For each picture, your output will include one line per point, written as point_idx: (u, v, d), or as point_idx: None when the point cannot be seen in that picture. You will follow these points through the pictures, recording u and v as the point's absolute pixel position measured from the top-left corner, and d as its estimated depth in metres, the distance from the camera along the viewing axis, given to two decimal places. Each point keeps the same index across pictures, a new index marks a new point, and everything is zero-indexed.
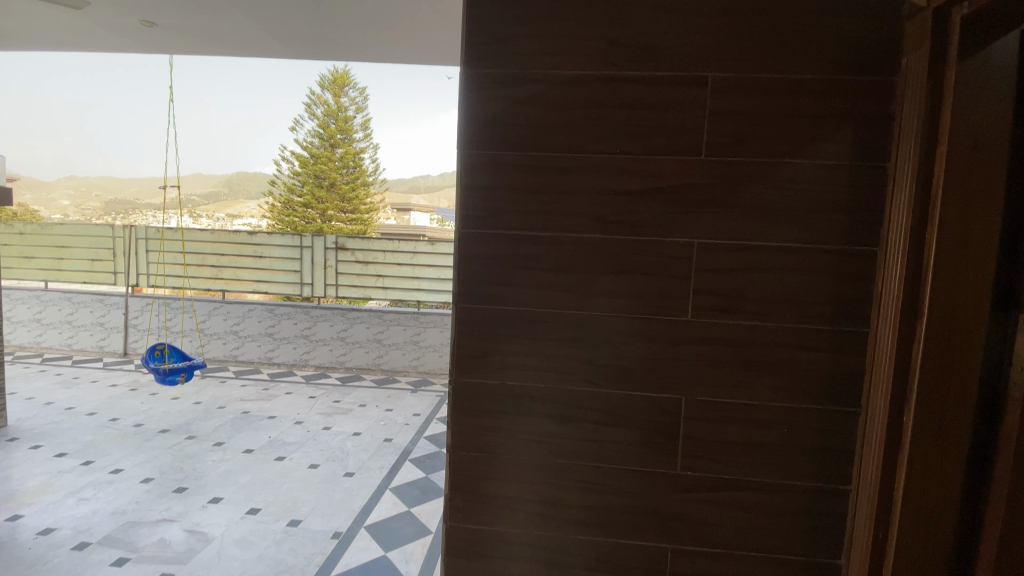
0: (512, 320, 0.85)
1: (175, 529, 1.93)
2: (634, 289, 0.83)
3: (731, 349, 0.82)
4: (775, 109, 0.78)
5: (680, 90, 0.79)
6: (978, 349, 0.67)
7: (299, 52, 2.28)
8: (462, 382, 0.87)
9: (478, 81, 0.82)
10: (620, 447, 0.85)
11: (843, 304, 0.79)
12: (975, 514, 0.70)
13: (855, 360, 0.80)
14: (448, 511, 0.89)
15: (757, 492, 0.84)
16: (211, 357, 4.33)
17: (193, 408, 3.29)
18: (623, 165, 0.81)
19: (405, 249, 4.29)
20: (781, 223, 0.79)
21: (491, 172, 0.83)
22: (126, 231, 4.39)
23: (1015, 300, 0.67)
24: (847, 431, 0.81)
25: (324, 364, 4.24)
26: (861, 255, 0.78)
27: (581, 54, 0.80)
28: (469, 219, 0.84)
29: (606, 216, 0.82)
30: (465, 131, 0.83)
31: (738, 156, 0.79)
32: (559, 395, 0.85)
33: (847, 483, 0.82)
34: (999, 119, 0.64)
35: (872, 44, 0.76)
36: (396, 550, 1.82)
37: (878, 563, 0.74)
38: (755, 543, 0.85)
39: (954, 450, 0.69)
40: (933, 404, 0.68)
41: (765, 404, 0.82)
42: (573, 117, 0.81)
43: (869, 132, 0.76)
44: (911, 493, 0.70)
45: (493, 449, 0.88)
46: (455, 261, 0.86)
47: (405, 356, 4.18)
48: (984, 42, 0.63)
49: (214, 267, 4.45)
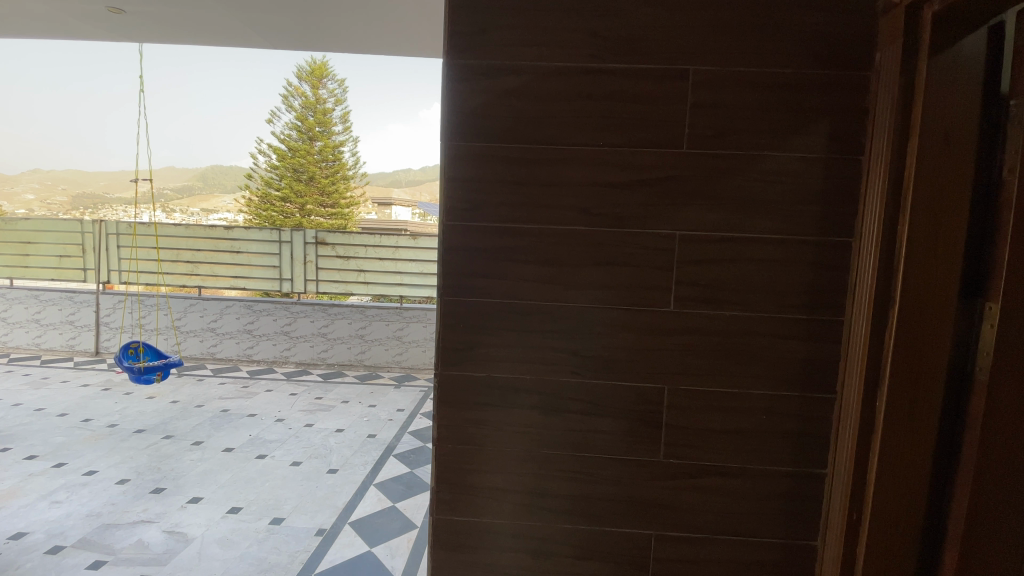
0: (500, 313, 0.85)
1: (153, 530, 1.90)
2: (618, 280, 0.83)
3: (714, 339, 0.84)
4: (755, 103, 0.79)
5: (662, 84, 0.80)
6: (946, 335, 0.70)
7: (276, 43, 2.21)
8: (448, 375, 0.87)
9: (460, 71, 0.81)
10: (604, 437, 0.86)
11: (818, 293, 0.81)
12: (943, 496, 0.73)
13: (831, 348, 0.82)
14: (434, 504, 0.89)
15: (738, 478, 0.86)
16: (189, 356, 4.24)
17: (169, 407, 3.22)
18: (608, 157, 0.81)
19: (386, 244, 4.25)
20: (761, 215, 0.81)
21: (475, 164, 0.83)
22: (95, 225, 4.24)
23: (982, 288, 0.69)
24: (822, 417, 0.84)
25: (305, 361, 4.20)
26: (835, 246, 0.80)
27: (563, 46, 0.80)
28: (453, 212, 0.84)
29: (590, 209, 0.82)
30: (449, 122, 0.82)
31: (719, 149, 0.80)
32: (545, 386, 0.86)
33: (824, 468, 0.85)
34: (968, 113, 0.66)
35: (847, 37, 0.77)
36: (381, 545, 1.81)
37: (853, 546, 0.77)
38: (736, 527, 0.87)
39: (924, 432, 0.71)
40: (904, 392, 0.71)
41: (746, 392, 0.84)
42: (557, 109, 0.81)
43: (844, 125, 0.78)
44: (884, 477, 0.73)
45: (478, 441, 0.88)
46: (440, 255, 0.86)
47: (388, 352, 4.17)
48: (956, 36, 0.65)
49: (189, 262, 4.35)
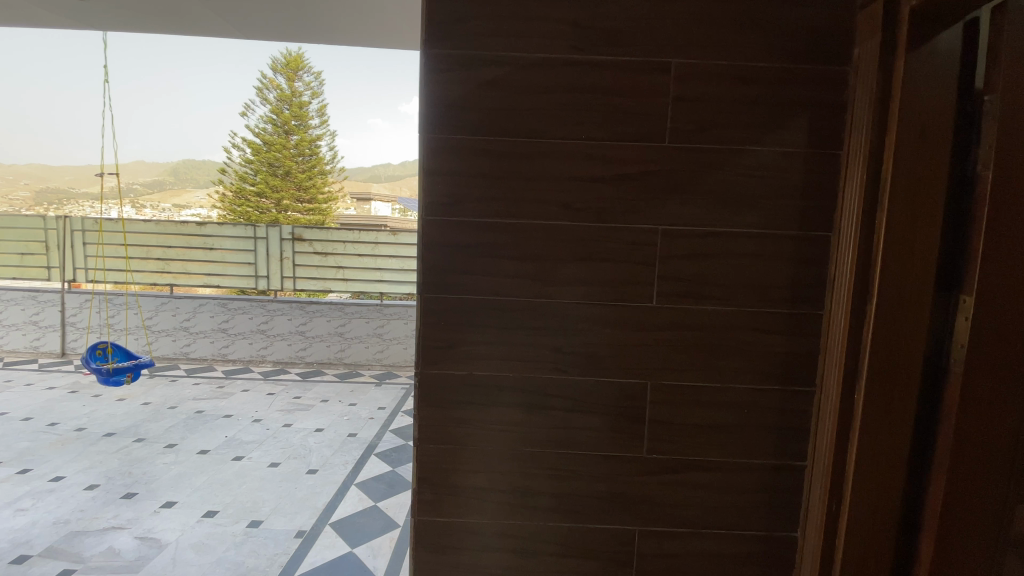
0: (481, 309, 0.84)
1: (125, 537, 1.84)
2: (601, 276, 0.83)
3: (695, 334, 0.84)
4: (737, 96, 0.79)
5: (644, 76, 0.79)
6: (922, 328, 0.71)
7: (249, 32, 2.13)
8: (428, 374, 0.85)
9: (438, 62, 0.79)
10: (588, 433, 0.86)
11: (798, 287, 0.82)
12: (918, 485, 0.75)
13: (810, 341, 0.83)
14: (415, 505, 0.88)
15: (721, 471, 0.86)
16: (161, 356, 4.12)
17: (141, 409, 3.12)
18: (591, 151, 0.80)
19: (365, 239, 4.19)
20: (741, 209, 0.81)
21: (454, 157, 0.81)
22: (59, 222, 4.08)
23: (956, 282, 0.70)
24: (802, 411, 0.84)
25: (283, 360, 4.13)
26: (814, 241, 0.81)
27: (544, 36, 0.79)
28: (432, 207, 0.81)
29: (572, 203, 0.81)
30: (426, 113, 0.80)
31: (700, 143, 0.80)
32: (528, 384, 0.85)
33: (803, 461, 0.85)
34: (942, 110, 0.67)
35: (827, 32, 0.78)
36: (362, 545, 1.79)
37: (832, 537, 0.77)
38: (718, 521, 0.87)
39: (900, 423, 0.72)
40: (882, 384, 0.72)
41: (727, 386, 0.85)
42: (537, 102, 0.80)
43: (822, 120, 0.79)
44: (862, 467, 0.74)
45: (460, 440, 0.86)
46: (419, 251, 0.84)
47: (368, 349, 4.12)
48: (933, 32, 0.65)
49: (160, 259, 4.22)
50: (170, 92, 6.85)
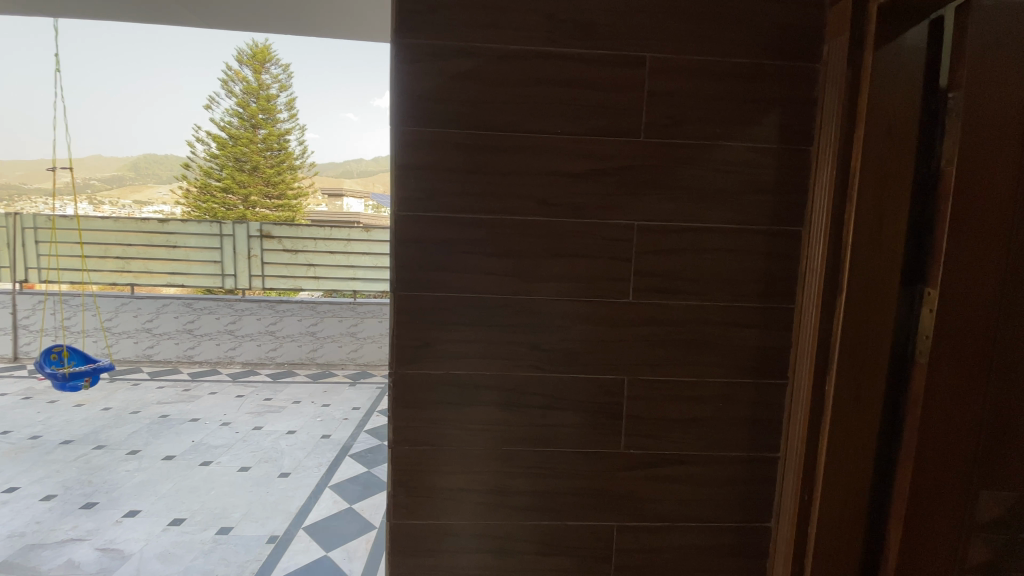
0: (457, 306, 0.82)
1: (85, 549, 1.75)
2: (578, 272, 0.82)
3: (672, 329, 0.84)
4: (711, 92, 0.79)
5: (619, 71, 0.79)
6: (889, 320, 0.72)
7: (213, 22, 2.01)
8: (403, 374, 0.83)
9: (409, 52, 0.77)
10: (566, 430, 0.85)
11: (771, 281, 0.83)
12: (886, 473, 0.77)
13: (782, 335, 0.84)
14: (391, 508, 0.85)
15: (697, 465, 0.87)
16: (121, 359, 3.95)
17: (101, 415, 2.98)
18: (567, 146, 0.79)
19: (337, 237, 4.09)
20: (715, 205, 0.81)
21: (428, 150, 0.79)
22: (8, 219, 3.86)
23: (920, 275, 0.72)
24: (775, 403, 0.86)
25: (252, 361, 4.02)
26: (786, 236, 0.82)
27: (518, 27, 0.77)
28: (405, 202, 0.79)
29: (548, 198, 0.80)
30: (397, 105, 0.78)
31: (675, 138, 0.80)
32: (505, 382, 0.84)
33: (775, 452, 0.87)
34: (909, 106, 0.68)
35: (796, 28, 0.79)
36: (338, 549, 1.75)
37: (804, 528, 0.79)
38: (695, 513, 0.88)
39: (869, 414, 0.74)
40: (852, 374, 0.73)
41: (703, 380, 0.85)
42: (512, 95, 0.78)
43: (793, 116, 0.80)
44: (834, 456, 0.75)
45: (437, 441, 0.84)
46: (392, 247, 0.81)
47: (342, 349, 4.04)
48: (899, 30, 0.66)
49: (119, 258, 4.05)
50: (172, 93, 6.14)
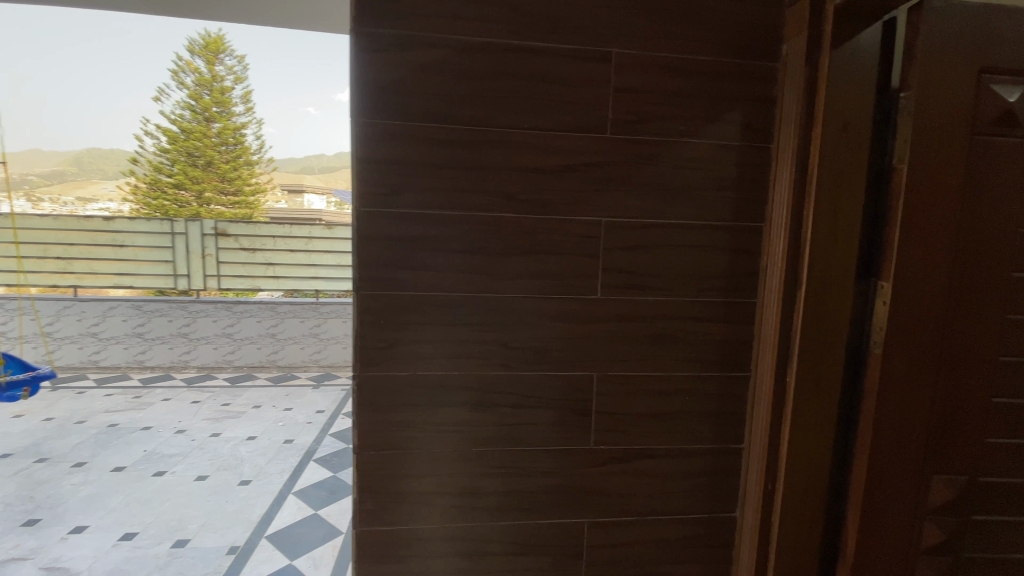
0: (423, 305, 0.80)
1: (27, 569, 1.64)
2: (547, 269, 0.81)
3: (640, 325, 0.84)
4: (673, 89, 0.80)
5: (585, 66, 0.78)
6: (846, 313, 0.74)
7: None
8: (366, 377, 0.80)
9: (369, 41, 0.74)
10: (536, 428, 0.84)
11: (733, 276, 0.84)
12: (843, 461, 0.79)
13: (745, 329, 0.86)
14: (357, 516, 0.83)
15: (665, 458, 0.88)
16: (64, 366, 3.71)
17: (42, 426, 2.79)
18: (533, 141, 0.78)
19: (297, 234, 3.97)
20: (680, 201, 0.82)
21: (389, 144, 0.76)
22: None
23: (874, 269, 0.75)
24: (738, 395, 0.87)
25: (209, 364, 3.84)
26: (747, 231, 0.84)
27: (482, 20, 0.76)
28: (366, 198, 0.76)
29: (515, 194, 0.79)
30: (358, 96, 0.74)
31: (641, 135, 0.80)
32: (474, 382, 0.82)
33: (739, 443, 0.89)
34: (863, 104, 0.70)
35: (755, 27, 0.80)
36: (303, 556, 1.70)
37: (768, 518, 0.81)
38: (664, 506, 0.89)
39: (828, 404, 0.76)
40: (811, 366, 0.75)
41: (670, 374, 0.86)
42: (477, 89, 0.77)
43: (753, 114, 0.81)
44: (795, 446, 0.77)
45: (404, 444, 0.82)
46: (354, 246, 0.78)
47: (305, 351, 3.92)
48: (854, 31, 0.68)
49: (61, 259, 3.82)
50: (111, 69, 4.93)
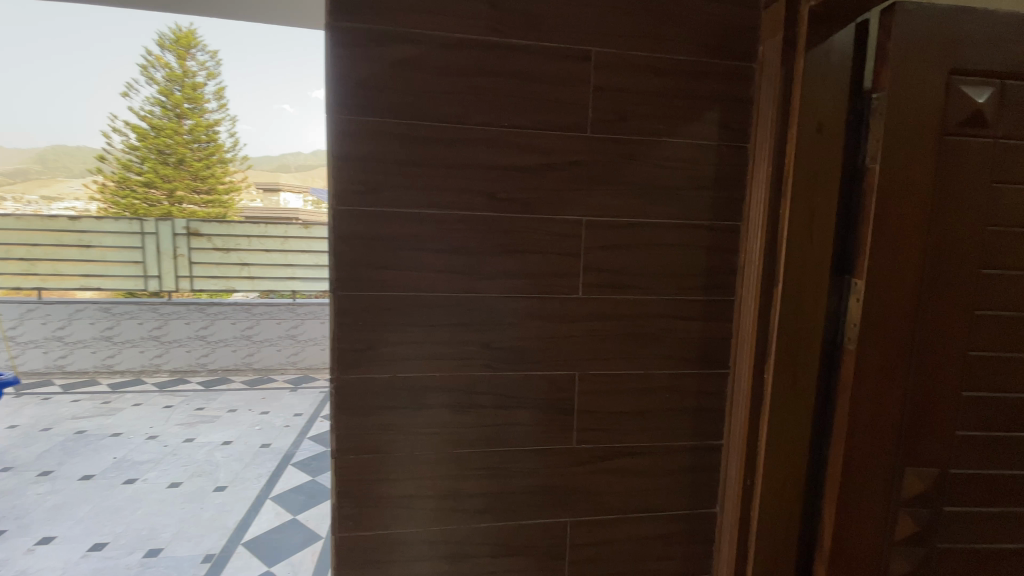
0: (402, 305, 0.79)
1: None
2: (528, 268, 0.81)
3: (621, 324, 0.84)
4: (652, 88, 0.80)
5: (565, 63, 0.78)
6: (822, 310, 0.76)
7: None
8: (344, 379, 0.78)
9: (344, 36, 0.72)
10: (518, 428, 0.84)
11: (712, 274, 0.85)
12: (819, 455, 0.81)
13: (723, 326, 0.87)
14: (336, 521, 0.81)
15: (647, 456, 0.88)
16: (28, 371, 3.60)
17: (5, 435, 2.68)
18: (513, 139, 0.78)
19: (273, 234, 3.87)
20: (659, 200, 0.82)
21: (367, 141, 0.74)
22: None
23: (848, 266, 0.76)
24: (718, 392, 0.88)
25: (182, 368, 3.74)
26: (725, 230, 0.84)
27: (461, 15, 0.75)
28: (343, 196, 0.75)
29: (496, 193, 0.78)
30: (334, 91, 0.73)
31: (621, 134, 0.80)
32: (455, 382, 0.81)
33: (718, 439, 0.90)
34: (837, 104, 0.72)
35: (732, 26, 0.81)
36: (281, 563, 1.67)
37: (748, 513, 0.81)
38: (646, 503, 0.90)
39: (805, 399, 0.78)
40: (788, 362, 0.76)
41: (651, 372, 0.86)
42: (456, 86, 0.76)
43: (731, 113, 0.82)
44: (773, 441, 0.78)
45: (385, 448, 0.81)
46: (331, 245, 0.76)
47: (282, 353, 3.85)
48: (829, 32, 0.69)
49: (23, 260, 3.66)
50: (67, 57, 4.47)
